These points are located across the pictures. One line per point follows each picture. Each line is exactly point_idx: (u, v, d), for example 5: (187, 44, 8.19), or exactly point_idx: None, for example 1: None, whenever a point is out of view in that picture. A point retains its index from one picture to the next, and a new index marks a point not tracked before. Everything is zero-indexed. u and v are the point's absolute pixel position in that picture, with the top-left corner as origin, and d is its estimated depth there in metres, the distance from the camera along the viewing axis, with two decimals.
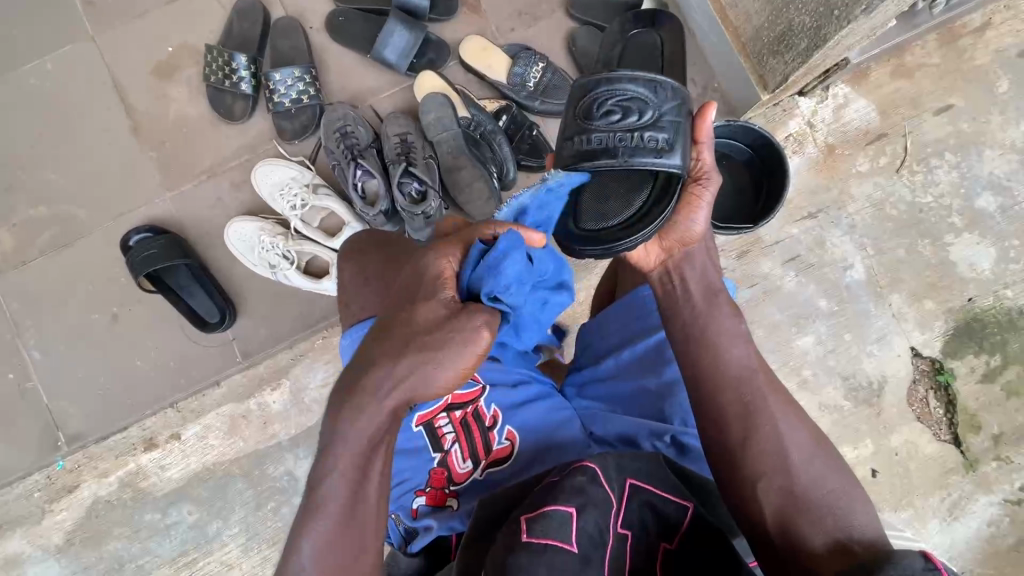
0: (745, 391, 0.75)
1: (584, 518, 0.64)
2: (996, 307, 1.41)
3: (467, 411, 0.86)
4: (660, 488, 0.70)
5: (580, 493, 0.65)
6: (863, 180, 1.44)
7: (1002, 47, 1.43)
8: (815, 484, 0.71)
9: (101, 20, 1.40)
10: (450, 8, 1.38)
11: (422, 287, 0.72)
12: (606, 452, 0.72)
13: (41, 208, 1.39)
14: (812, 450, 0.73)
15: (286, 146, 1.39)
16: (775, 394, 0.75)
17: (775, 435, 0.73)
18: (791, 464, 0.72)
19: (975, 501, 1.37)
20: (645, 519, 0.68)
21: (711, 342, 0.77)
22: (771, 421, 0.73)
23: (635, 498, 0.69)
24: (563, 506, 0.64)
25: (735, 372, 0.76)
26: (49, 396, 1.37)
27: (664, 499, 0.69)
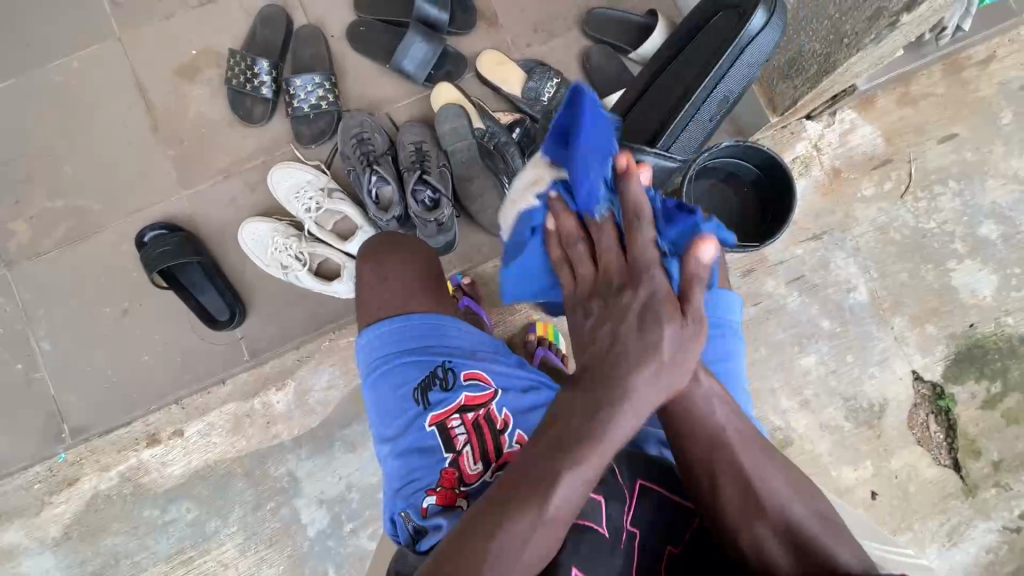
0: (713, 450, 0.69)
1: (610, 506, 0.70)
2: (996, 334, 1.43)
3: (478, 413, 0.86)
4: (674, 489, 0.74)
5: (605, 484, 0.72)
6: (868, 204, 1.46)
7: (1006, 79, 1.46)
8: (793, 526, 0.62)
9: (128, 21, 1.43)
10: (468, 22, 1.41)
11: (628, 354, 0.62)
12: (625, 452, 0.78)
13: (58, 201, 1.41)
14: (795, 495, 0.65)
15: (302, 150, 1.41)
16: (750, 441, 0.69)
17: (744, 483, 0.66)
18: (765, 509, 0.63)
19: (973, 527, 1.38)
20: (661, 517, 0.71)
21: (677, 386, 0.72)
22: (744, 468, 0.67)
23: (649, 496, 0.73)
24: (594, 493, 0.71)
25: (707, 429, 0.70)
26: (55, 387, 1.38)
27: (675, 499, 0.73)
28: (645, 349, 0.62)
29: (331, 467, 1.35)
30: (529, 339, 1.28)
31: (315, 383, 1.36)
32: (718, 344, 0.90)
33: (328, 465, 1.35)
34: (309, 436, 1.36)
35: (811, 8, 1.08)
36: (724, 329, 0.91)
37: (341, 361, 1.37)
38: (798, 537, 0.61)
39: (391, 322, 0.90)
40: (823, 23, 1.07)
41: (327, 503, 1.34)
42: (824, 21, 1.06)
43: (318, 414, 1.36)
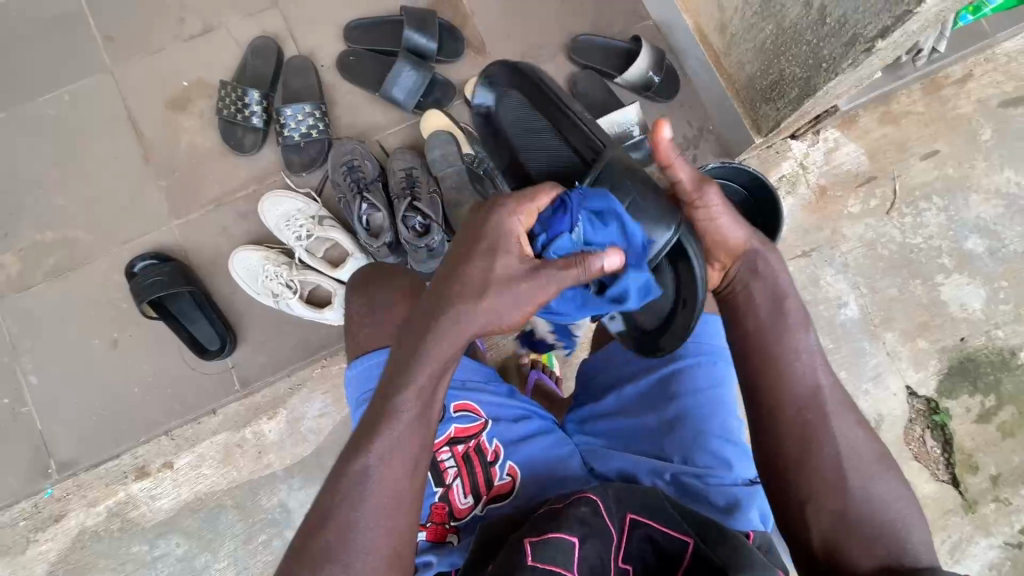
0: (807, 410, 0.74)
1: (585, 548, 0.65)
2: (988, 347, 1.44)
3: (468, 445, 0.85)
4: (660, 522, 0.69)
5: (581, 524, 0.67)
6: (855, 221, 1.48)
7: (984, 97, 1.50)
8: (873, 502, 0.71)
9: (120, 54, 1.45)
10: (456, 50, 1.44)
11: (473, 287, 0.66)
12: (607, 485, 0.72)
13: (48, 232, 1.41)
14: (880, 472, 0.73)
15: (293, 178, 1.42)
16: (847, 419, 0.74)
17: (834, 466, 0.72)
18: (848, 486, 0.71)
19: (975, 543, 1.37)
20: (645, 554, 0.68)
21: (774, 343, 0.76)
22: (838, 451, 0.73)
23: (634, 533, 0.69)
24: (566, 535, 0.65)
25: (801, 390, 0.75)
26: (42, 421, 1.36)
27: (663, 532, 0.68)
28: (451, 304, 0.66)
29: None
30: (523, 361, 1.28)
31: (307, 412, 1.35)
32: (710, 371, 0.87)
33: None
34: (301, 465, 1.34)
35: (789, 34, 1.10)
36: (718, 354, 0.88)
37: (333, 388, 1.36)
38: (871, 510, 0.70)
39: (378, 355, 0.90)
40: (802, 48, 1.09)
41: None
42: (803, 46, 1.08)
43: (310, 443, 1.35)
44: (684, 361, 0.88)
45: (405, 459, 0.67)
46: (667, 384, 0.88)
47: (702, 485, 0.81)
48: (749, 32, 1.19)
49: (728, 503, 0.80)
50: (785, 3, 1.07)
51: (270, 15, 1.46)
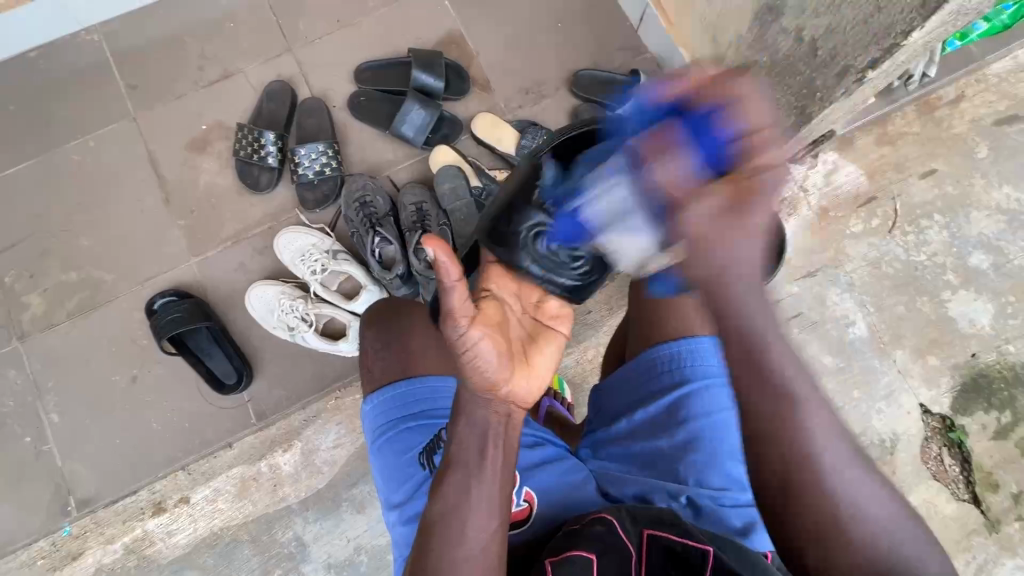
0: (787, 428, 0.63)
1: (604, 562, 0.65)
2: (1000, 363, 1.44)
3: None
4: (678, 534, 0.68)
5: (599, 540, 0.68)
6: (858, 240, 1.50)
7: (978, 116, 1.54)
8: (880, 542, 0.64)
9: (142, 101, 1.52)
10: (462, 88, 1.50)
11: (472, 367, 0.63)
12: (622, 507, 0.75)
13: (72, 272, 1.45)
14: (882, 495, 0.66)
15: (307, 215, 1.47)
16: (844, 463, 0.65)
17: (833, 515, 0.63)
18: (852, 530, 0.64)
19: (1001, 565, 1.34)
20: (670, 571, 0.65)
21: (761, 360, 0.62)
22: (844, 497, 0.64)
23: (654, 549, 0.68)
24: (585, 552, 0.66)
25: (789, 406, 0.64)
26: (62, 458, 1.38)
27: (682, 543, 0.67)
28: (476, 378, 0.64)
29: (339, 530, 1.33)
30: None
31: (321, 443, 1.37)
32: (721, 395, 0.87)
33: (335, 527, 1.33)
34: (316, 498, 1.35)
35: (782, 66, 1.13)
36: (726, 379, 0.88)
37: (347, 419, 1.38)
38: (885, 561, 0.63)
39: (396, 388, 0.93)
40: (796, 78, 1.12)
41: (335, 568, 1.32)
42: (796, 77, 1.11)
43: (325, 475, 1.36)
44: (695, 382, 0.88)
45: (478, 445, 0.67)
46: (678, 407, 0.87)
47: (717, 506, 0.80)
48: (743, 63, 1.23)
49: (744, 524, 0.79)
50: (777, 37, 1.10)
51: (284, 61, 1.54)
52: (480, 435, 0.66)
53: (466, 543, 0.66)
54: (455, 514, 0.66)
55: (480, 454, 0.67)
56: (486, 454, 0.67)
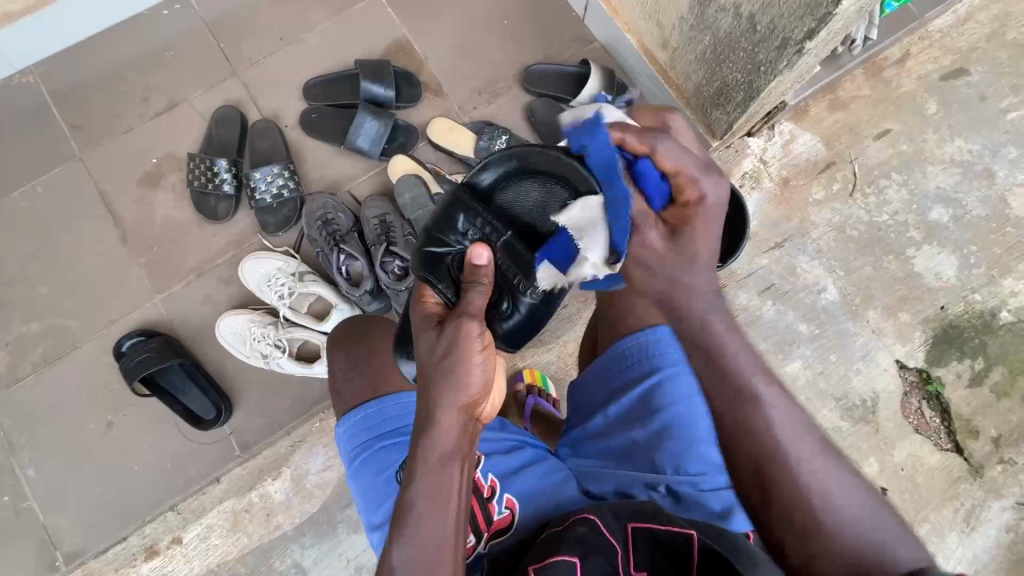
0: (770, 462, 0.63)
1: (588, 564, 0.65)
2: (969, 312, 1.47)
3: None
4: (660, 521, 0.69)
5: (581, 543, 0.67)
6: (821, 207, 1.52)
7: (925, 73, 1.56)
8: (848, 535, 0.59)
9: (87, 140, 1.48)
10: (414, 95, 1.48)
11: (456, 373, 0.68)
12: (602, 504, 0.75)
13: (33, 323, 1.42)
14: (846, 479, 0.63)
15: (270, 238, 1.44)
16: (814, 451, 0.63)
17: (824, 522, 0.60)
18: (818, 508, 0.61)
19: (988, 508, 1.38)
20: (655, 558, 0.68)
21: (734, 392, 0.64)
22: (814, 479, 0.62)
23: (640, 541, 0.69)
24: (566, 555, 0.65)
25: (766, 445, 0.63)
26: (45, 513, 1.34)
27: (665, 530, 0.68)
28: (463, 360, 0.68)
29: (337, 552, 1.32)
30: (518, 388, 1.34)
31: (311, 467, 1.35)
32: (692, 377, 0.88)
33: (334, 549, 1.32)
34: (310, 522, 1.33)
35: (724, 44, 1.15)
36: None
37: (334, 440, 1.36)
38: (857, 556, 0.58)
39: (362, 412, 0.91)
40: (740, 55, 1.14)
41: None
42: (740, 53, 1.13)
43: (318, 498, 1.34)
44: (662, 371, 0.88)
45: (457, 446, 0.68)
46: (654, 395, 0.87)
47: (697, 493, 0.79)
48: (689, 45, 1.25)
49: (724, 507, 0.78)
50: (716, 15, 1.12)
51: (230, 85, 1.51)
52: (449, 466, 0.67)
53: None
54: (424, 555, 0.64)
55: (445, 485, 0.66)
56: (449, 481, 0.66)
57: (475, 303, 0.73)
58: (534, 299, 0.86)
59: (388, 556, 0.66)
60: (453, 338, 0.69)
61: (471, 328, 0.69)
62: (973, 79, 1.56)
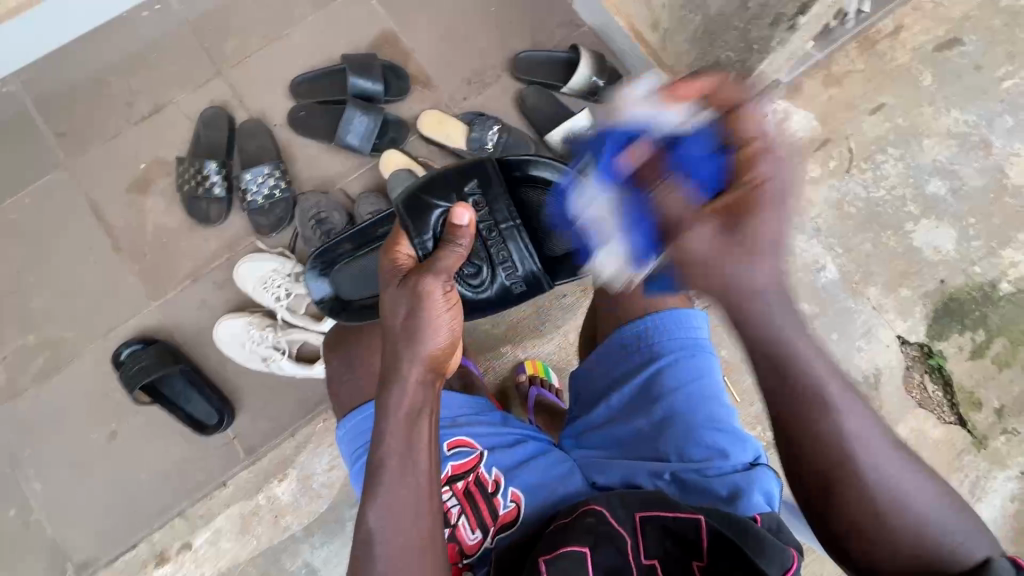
0: (811, 402, 0.70)
1: (597, 554, 0.66)
2: (969, 285, 1.47)
3: (468, 481, 0.86)
4: (669, 507, 0.69)
5: (590, 532, 0.68)
6: (818, 184, 1.51)
7: (919, 44, 1.54)
8: (875, 499, 0.70)
9: (73, 148, 1.46)
10: (403, 87, 1.46)
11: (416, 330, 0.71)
12: (610, 493, 0.74)
13: (29, 336, 1.40)
14: (891, 455, 0.71)
15: (264, 240, 1.43)
16: (846, 398, 0.71)
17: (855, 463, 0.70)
18: (853, 474, 0.70)
19: (992, 478, 1.39)
20: (666, 543, 0.68)
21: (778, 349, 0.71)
22: (848, 429, 0.70)
23: (649, 529, 0.69)
24: (576, 546, 0.66)
25: (805, 385, 0.71)
26: (53, 525, 1.34)
27: (673, 517, 0.68)
28: (424, 317, 0.71)
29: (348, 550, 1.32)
30: (520, 380, 1.34)
31: (317, 467, 1.35)
32: (691, 363, 0.88)
33: (343, 547, 1.33)
34: (319, 522, 1.34)
35: (717, 23, 1.13)
36: (695, 348, 0.89)
37: None
38: (875, 511, 0.70)
39: (362, 411, 0.91)
40: (732, 33, 1.12)
41: None
42: (732, 32, 1.12)
43: (325, 498, 1.34)
44: (662, 359, 0.88)
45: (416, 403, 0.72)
46: (654, 383, 0.87)
47: (703, 478, 0.78)
48: (680, 25, 1.22)
49: (731, 492, 0.77)
50: None
51: (215, 85, 1.48)
52: (405, 424, 0.71)
53: (405, 538, 0.70)
54: (396, 508, 0.70)
55: (406, 444, 0.71)
56: (412, 437, 0.71)
57: (445, 261, 0.75)
58: (506, 285, 1.04)
59: (365, 513, 0.71)
60: (418, 293, 0.72)
61: (432, 287, 0.72)
62: (968, 48, 1.54)
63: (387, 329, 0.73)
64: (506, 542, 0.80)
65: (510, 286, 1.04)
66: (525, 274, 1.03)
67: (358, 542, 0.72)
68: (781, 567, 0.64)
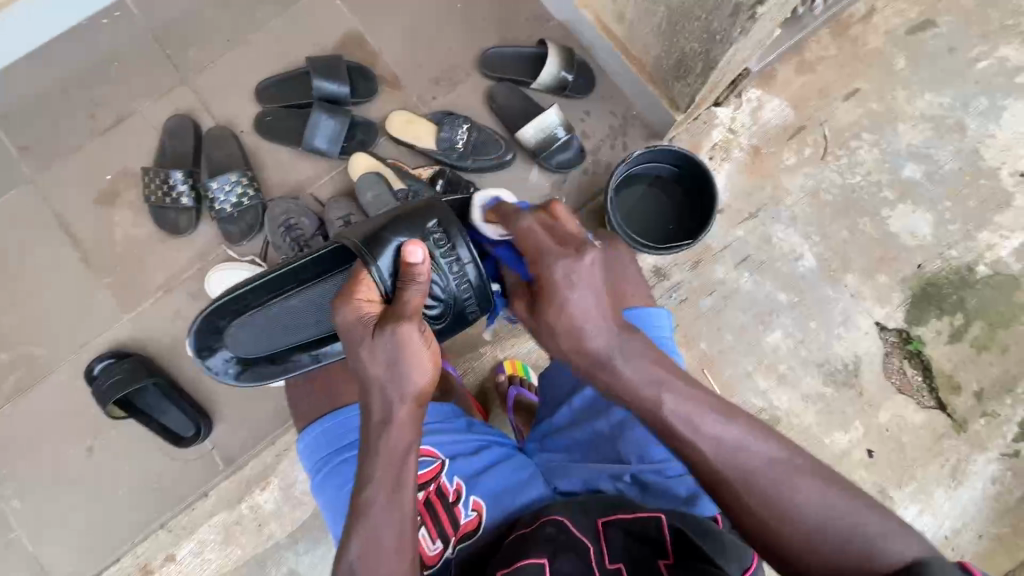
0: (731, 479, 0.64)
1: (558, 563, 0.64)
2: (946, 269, 1.46)
3: (429, 490, 0.85)
4: (629, 511, 0.71)
5: (550, 542, 0.67)
6: (793, 173, 1.49)
7: (891, 28, 1.53)
8: (829, 547, 0.60)
9: (38, 162, 1.43)
10: (370, 88, 1.44)
11: (399, 367, 0.69)
12: (571, 503, 0.74)
13: (2, 354, 1.39)
14: (830, 494, 0.62)
15: (235, 248, 1.42)
16: (770, 465, 0.64)
17: (802, 534, 0.61)
18: (789, 548, 0.61)
19: (973, 461, 1.39)
20: (630, 548, 0.67)
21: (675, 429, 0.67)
22: (775, 499, 0.63)
23: (613, 535, 0.69)
24: (535, 557, 0.65)
25: (717, 465, 0.65)
26: (35, 542, 1.34)
27: (634, 519, 0.69)
28: (408, 354, 0.70)
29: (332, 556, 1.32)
30: (500, 380, 1.35)
31: (297, 475, 1.34)
32: None
33: (328, 553, 1.32)
34: (302, 529, 1.33)
35: (679, 13, 1.11)
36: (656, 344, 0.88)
37: None
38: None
39: (323, 423, 0.92)
40: (695, 24, 1.10)
41: None
42: (695, 22, 1.10)
43: (308, 505, 1.34)
44: None
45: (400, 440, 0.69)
46: None
47: (663, 479, 0.79)
48: (645, 16, 1.21)
49: (690, 492, 0.78)
50: None
51: (179, 92, 1.46)
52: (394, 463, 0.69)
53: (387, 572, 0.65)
54: (378, 542, 0.66)
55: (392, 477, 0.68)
56: (403, 472, 0.69)
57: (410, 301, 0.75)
58: (460, 302, 0.95)
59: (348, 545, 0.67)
60: (396, 339, 0.70)
61: (409, 331, 0.71)
62: (941, 30, 1.53)
63: (367, 378, 0.71)
64: (469, 552, 0.78)
65: (463, 303, 0.95)
66: (478, 283, 0.93)
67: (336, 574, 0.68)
68: (741, 566, 0.65)
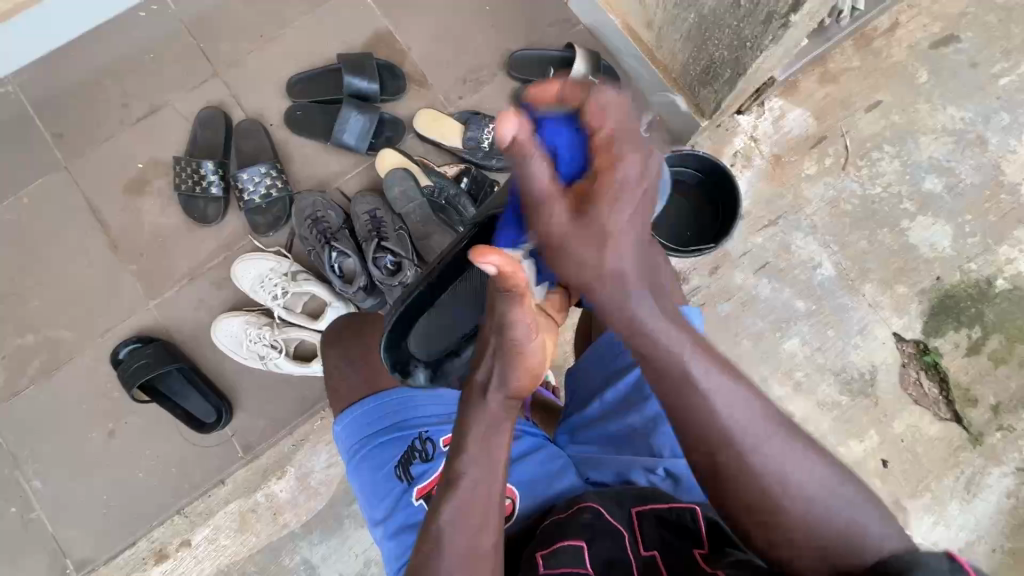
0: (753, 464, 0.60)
1: (596, 547, 0.67)
2: (965, 282, 1.47)
3: None
4: (663, 500, 0.72)
5: (587, 527, 0.69)
6: (813, 182, 1.51)
7: (915, 41, 1.54)
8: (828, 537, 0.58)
9: (71, 149, 1.46)
10: (399, 87, 1.47)
11: (508, 344, 0.60)
12: (604, 492, 0.75)
13: (29, 335, 1.41)
14: (833, 482, 0.60)
15: (261, 239, 1.44)
16: (774, 440, 0.61)
17: (802, 519, 0.59)
18: (788, 518, 0.59)
19: (988, 474, 1.39)
20: (662, 535, 0.69)
21: (683, 389, 0.61)
22: (782, 486, 0.59)
23: (646, 521, 0.71)
24: (573, 539, 0.67)
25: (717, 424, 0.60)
26: (54, 523, 1.35)
27: (668, 508, 0.71)
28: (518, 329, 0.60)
29: (346, 547, 1.32)
30: None
31: (314, 465, 1.35)
32: None
33: (342, 544, 1.32)
34: (317, 519, 1.33)
35: (710, 20, 1.14)
36: None
37: None
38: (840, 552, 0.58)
39: (362, 406, 0.92)
40: (726, 31, 1.12)
41: None
42: (726, 29, 1.12)
43: (324, 495, 1.34)
44: None
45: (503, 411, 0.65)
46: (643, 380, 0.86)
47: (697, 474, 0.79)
48: (674, 23, 1.23)
49: None
50: None
51: (211, 86, 1.49)
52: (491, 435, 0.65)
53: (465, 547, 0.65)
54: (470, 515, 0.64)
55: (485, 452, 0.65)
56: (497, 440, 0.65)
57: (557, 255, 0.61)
58: None
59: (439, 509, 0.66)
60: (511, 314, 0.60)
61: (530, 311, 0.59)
62: (964, 45, 1.54)
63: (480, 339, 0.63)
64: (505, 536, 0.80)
65: None
66: None
67: (425, 538, 0.66)
68: None
